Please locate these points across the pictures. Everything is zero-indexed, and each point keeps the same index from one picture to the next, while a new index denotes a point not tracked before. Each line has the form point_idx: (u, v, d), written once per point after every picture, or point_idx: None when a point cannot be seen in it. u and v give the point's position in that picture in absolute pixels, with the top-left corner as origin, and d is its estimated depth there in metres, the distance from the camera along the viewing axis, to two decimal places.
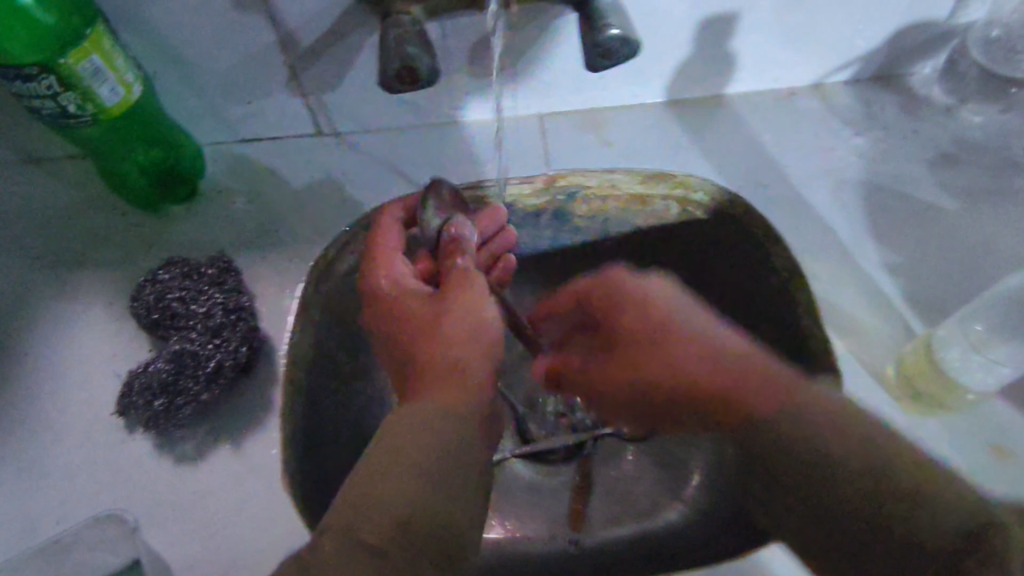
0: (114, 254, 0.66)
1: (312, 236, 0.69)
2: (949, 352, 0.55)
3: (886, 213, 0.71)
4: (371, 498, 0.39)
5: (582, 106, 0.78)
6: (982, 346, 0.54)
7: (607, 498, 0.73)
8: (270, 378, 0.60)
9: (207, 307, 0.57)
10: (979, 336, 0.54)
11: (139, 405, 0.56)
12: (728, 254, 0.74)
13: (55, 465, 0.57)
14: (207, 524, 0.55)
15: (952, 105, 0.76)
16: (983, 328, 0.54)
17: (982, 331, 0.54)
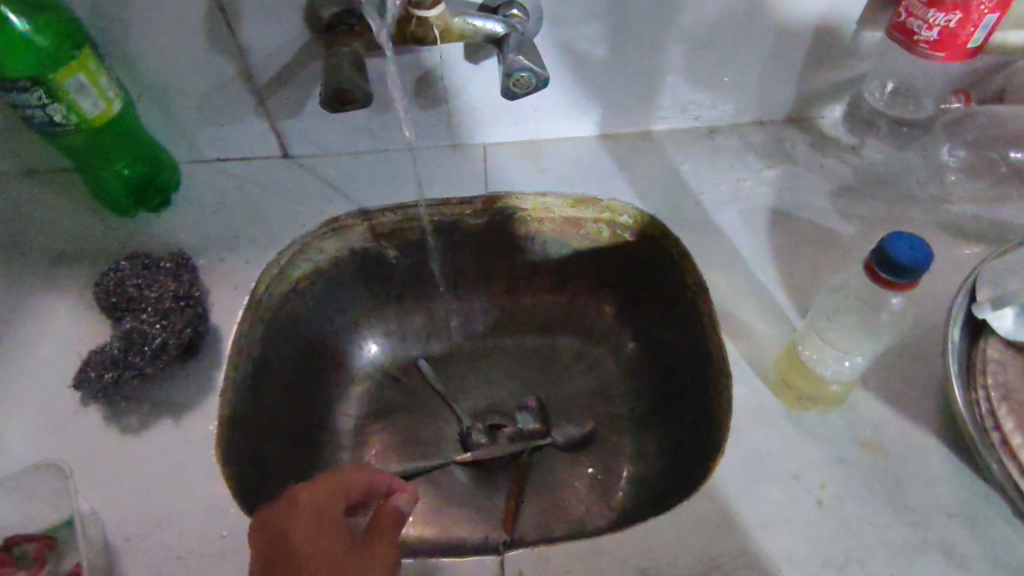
0: (91, 251, 0.74)
1: (269, 243, 0.77)
2: (807, 347, 0.64)
3: (789, 235, 0.78)
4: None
5: (522, 138, 0.87)
6: (838, 342, 0.63)
7: (540, 505, 0.78)
8: (213, 362, 0.67)
9: (159, 293, 0.65)
10: (834, 335, 0.63)
11: (90, 379, 0.62)
12: (647, 270, 0.83)
13: (13, 432, 0.63)
14: (140, 486, 0.60)
15: (857, 143, 0.85)
16: (834, 329, 0.63)
17: (835, 331, 0.63)
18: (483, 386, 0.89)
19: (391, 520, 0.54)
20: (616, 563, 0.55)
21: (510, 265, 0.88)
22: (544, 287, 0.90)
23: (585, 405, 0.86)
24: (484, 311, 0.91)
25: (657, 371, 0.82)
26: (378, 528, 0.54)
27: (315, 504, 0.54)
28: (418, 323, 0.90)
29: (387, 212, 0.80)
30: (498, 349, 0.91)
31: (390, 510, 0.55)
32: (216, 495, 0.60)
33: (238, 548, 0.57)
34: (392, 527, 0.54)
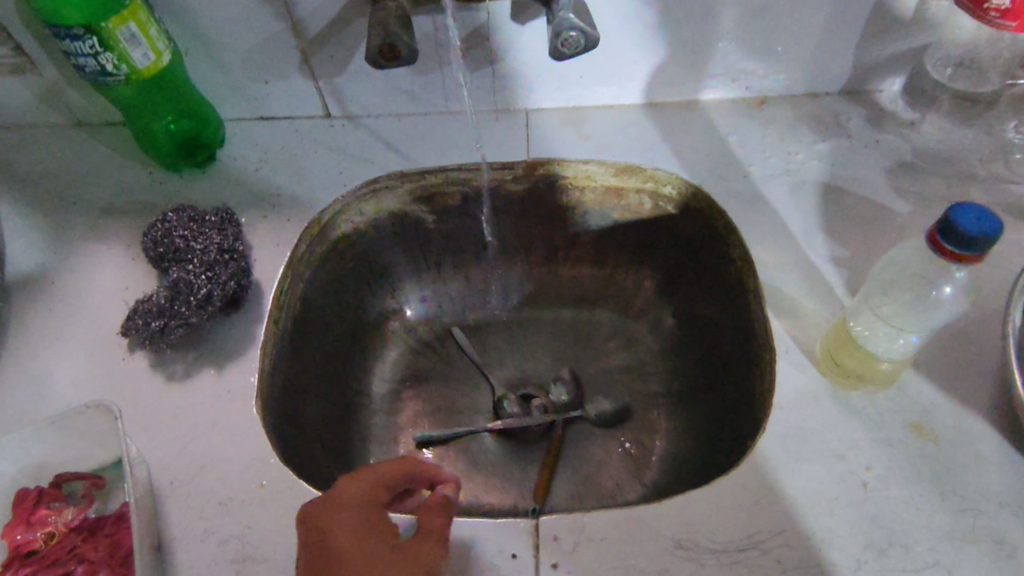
0: (139, 203, 0.75)
1: (311, 201, 0.77)
2: (859, 322, 0.62)
3: (840, 211, 0.75)
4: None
5: (566, 104, 0.86)
6: (891, 318, 0.60)
7: (572, 477, 0.78)
8: (255, 316, 0.68)
9: (204, 245, 0.66)
10: (889, 311, 0.61)
11: (138, 326, 0.64)
12: (689, 243, 0.81)
13: (65, 373, 0.65)
14: (186, 432, 0.61)
15: (916, 119, 0.81)
16: (891, 305, 0.61)
17: (891, 308, 0.61)
18: (517, 356, 0.89)
19: (439, 510, 0.53)
20: (650, 533, 0.55)
21: (549, 235, 0.87)
22: (582, 260, 0.89)
23: (619, 380, 0.86)
24: (521, 281, 0.90)
25: (694, 348, 0.81)
26: (425, 521, 0.52)
27: (357, 499, 0.52)
28: (453, 289, 0.90)
29: (428, 174, 0.80)
30: (532, 318, 0.91)
31: (437, 502, 0.54)
32: (257, 445, 0.60)
33: (278, 498, 0.57)
34: (440, 519, 0.53)
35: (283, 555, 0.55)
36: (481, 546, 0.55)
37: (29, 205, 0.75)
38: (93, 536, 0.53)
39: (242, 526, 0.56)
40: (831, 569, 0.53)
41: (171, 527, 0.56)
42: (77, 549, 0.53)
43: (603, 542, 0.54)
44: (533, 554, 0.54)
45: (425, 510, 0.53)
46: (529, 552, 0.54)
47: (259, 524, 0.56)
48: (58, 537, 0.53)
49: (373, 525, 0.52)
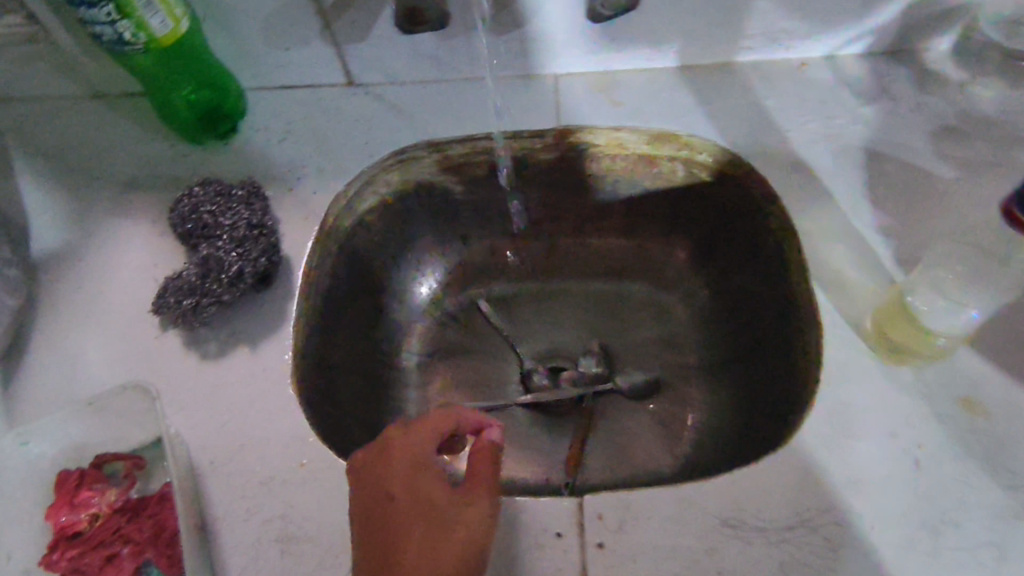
0: (162, 177, 0.73)
1: (336, 173, 0.75)
2: (917, 296, 0.59)
3: (885, 178, 0.72)
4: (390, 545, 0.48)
5: (597, 69, 0.82)
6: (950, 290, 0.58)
7: (604, 449, 0.77)
8: (287, 293, 0.67)
9: (233, 221, 0.64)
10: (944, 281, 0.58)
11: (169, 304, 0.62)
12: (725, 211, 0.79)
13: (97, 351, 0.64)
14: (223, 411, 0.60)
15: (965, 81, 0.78)
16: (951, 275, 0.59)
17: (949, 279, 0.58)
18: (547, 327, 0.86)
19: (487, 458, 0.51)
20: (696, 513, 0.54)
21: (579, 204, 0.85)
22: (611, 230, 0.87)
23: (650, 352, 0.84)
24: (548, 253, 0.88)
25: (729, 319, 0.80)
26: (474, 471, 0.51)
27: (406, 452, 0.52)
28: (480, 261, 0.88)
29: (454, 143, 0.77)
30: (559, 288, 0.89)
31: (483, 450, 0.52)
32: (295, 423, 0.60)
33: (318, 477, 0.57)
34: (488, 467, 0.51)
35: (326, 535, 0.54)
36: (525, 524, 0.54)
37: (50, 180, 0.74)
38: (137, 517, 0.53)
39: (284, 506, 0.56)
40: (881, 547, 0.52)
41: (213, 508, 0.56)
42: (123, 530, 0.52)
43: (649, 521, 0.54)
44: (578, 532, 0.54)
45: (473, 458, 0.52)
46: (573, 530, 0.54)
47: (301, 504, 0.56)
48: (103, 518, 0.53)
49: (424, 476, 0.51)
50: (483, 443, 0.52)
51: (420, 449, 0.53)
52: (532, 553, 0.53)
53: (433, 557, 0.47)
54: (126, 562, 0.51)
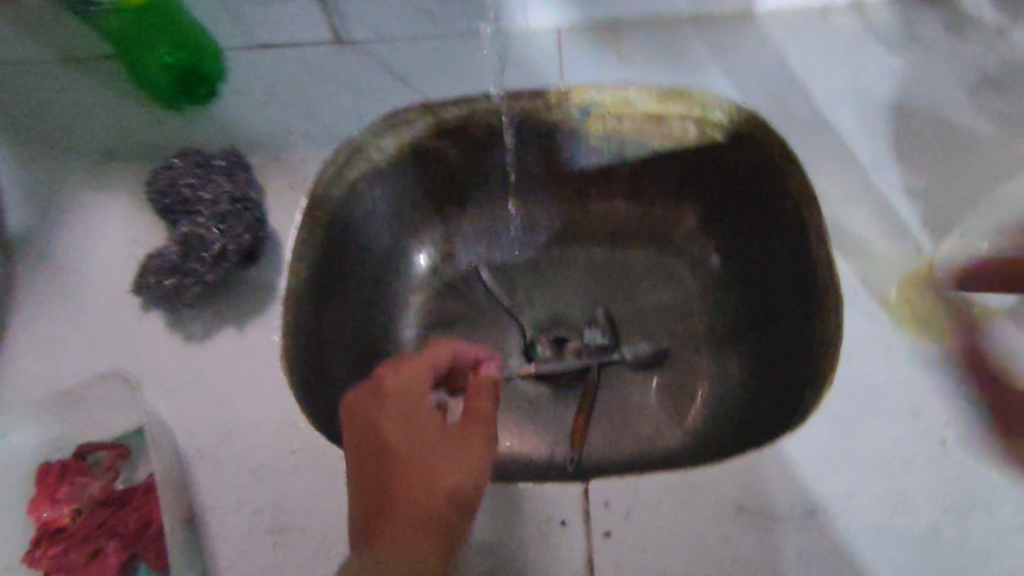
0: (140, 147, 0.69)
1: (325, 140, 0.71)
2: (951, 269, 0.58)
3: (916, 135, 0.67)
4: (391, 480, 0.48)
5: (602, 21, 0.76)
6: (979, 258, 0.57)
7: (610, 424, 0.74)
8: (275, 270, 0.63)
9: (215, 194, 0.60)
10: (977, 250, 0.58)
11: (150, 284, 0.59)
12: (739, 173, 0.73)
13: (79, 333, 0.61)
14: (210, 396, 0.58)
15: (1005, 26, 0.71)
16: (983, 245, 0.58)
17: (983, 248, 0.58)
18: (549, 297, 0.83)
19: (489, 393, 0.53)
20: (709, 500, 0.51)
21: (578, 167, 0.80)
22: (617, 193, 0.83)
23: (656, 320, 0.80)
24: (550, 219, 0.84)
25: (740, 285, 0.76)
26: (475, 403, 0.52)
27: (406, 385, 0.54)
28: (479, 230, 0.84)
29: (450, 104, 0.72)
30: (562, 256, 0.85)
31: (485, 386, 0.53)
32: (285, 408, 0.57)
33: (311, 465, 0.55)
34: (489, 400, 0.53)
35: (321, 525, 0.53)
36: (528, 512, 0.52)
37: (21, 152, 0.69)
38: (121, 509, 0.51)
39: (276, 495, 0.54)
40: (903, 532, 0.50)
41: (203, 496, 0.54)
42: (105, 524, 0.51)
43: (659, 508, 0.51)
44: (584, 520, 0.51)
45: (474, 392, 0.53)
46: (579, 518, 0.51)
47: (294, 492, 0.54)
48: (86, 512, 0.51)
49: (425, 407, 0.53)
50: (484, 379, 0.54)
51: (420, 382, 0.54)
52: (537, 542, 0.51)
53: (434, 478, 0.48)
54: (110, 557, 0.50)
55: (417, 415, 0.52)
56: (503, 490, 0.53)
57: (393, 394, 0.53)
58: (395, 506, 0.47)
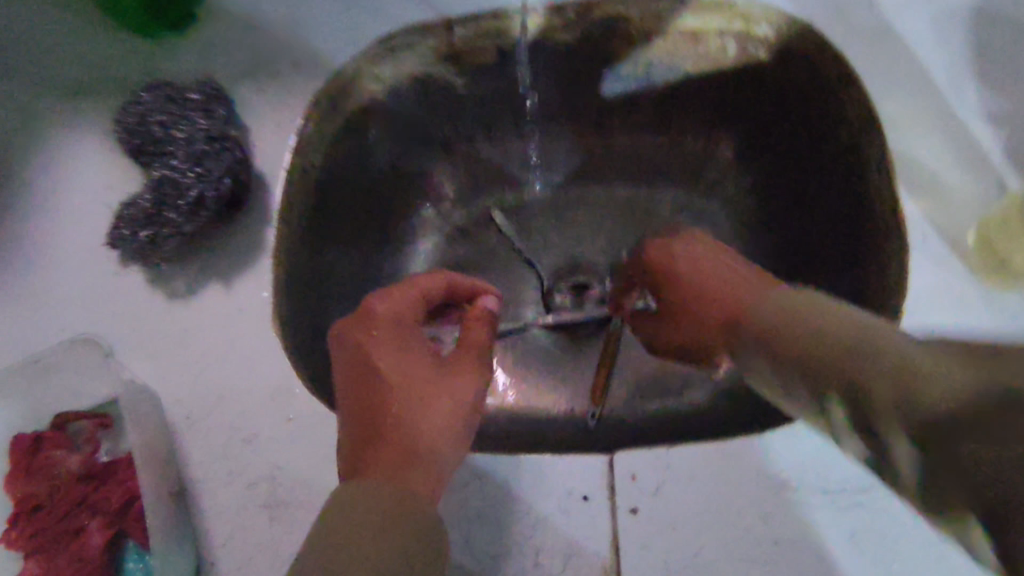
0: (112, 81, 0.61)
1: (317, 69, 0.62)
2: None
3: (995, 51, 0.58)
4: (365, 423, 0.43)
5: None
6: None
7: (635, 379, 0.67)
8: (264, 218, 0.57)
9: (189, 134, 0.53)
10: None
11: (125, 237, 0.53)
12: (789, 95, 0.63)
13: (56, 291, 0.56)
14: (197, 360, 0.53)
15: None
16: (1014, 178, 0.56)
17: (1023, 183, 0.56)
18: (573, 238, 0.73)
19: (482, 324, 0.49)
20: (748, 474, 0.46)
21: (604, 94, 0.69)
22: (642, 122, 0.71)
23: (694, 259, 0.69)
24: (569, 153, 0.73)
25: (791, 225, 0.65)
26: (468, 335, 0.48)
27: (396, 312, 0.47)
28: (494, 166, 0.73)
29: (456, 25, 0.61)
30: (587, 188, 0.74)
31: (478, 316, 0.49)
32: (279, 374, 0.52)
33: (309, 436, 0.50)
34: (483, 332, 0.48)
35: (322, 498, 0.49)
36: (548, 485, 0.47)
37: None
38: (105, 484, 0.48)
39: (271, 468, 0.50)
40: None
41: (193, 468, 0.50)
42: (88, 501, 0.47)
43: (693, 482, 0.46)
44: (608, 495, 0.46)
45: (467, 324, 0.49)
46: (604, 493, 0.46)
47: (291, 465, 0.50)
48: (64, 488, 0.47)
49: (418, 337, 0.47)
50: (479, 310, 0.50)
51: (409, 315, 0.48)
52: (556, 519, 0.46)
53: (417, 413, 0.43)
54: (92, 536, 0.46)
55: (410, 343, 0.46)
56: (520, 460, 0.48)
57: (382, 324, 0.46)
58: (384, 448, 0.41)
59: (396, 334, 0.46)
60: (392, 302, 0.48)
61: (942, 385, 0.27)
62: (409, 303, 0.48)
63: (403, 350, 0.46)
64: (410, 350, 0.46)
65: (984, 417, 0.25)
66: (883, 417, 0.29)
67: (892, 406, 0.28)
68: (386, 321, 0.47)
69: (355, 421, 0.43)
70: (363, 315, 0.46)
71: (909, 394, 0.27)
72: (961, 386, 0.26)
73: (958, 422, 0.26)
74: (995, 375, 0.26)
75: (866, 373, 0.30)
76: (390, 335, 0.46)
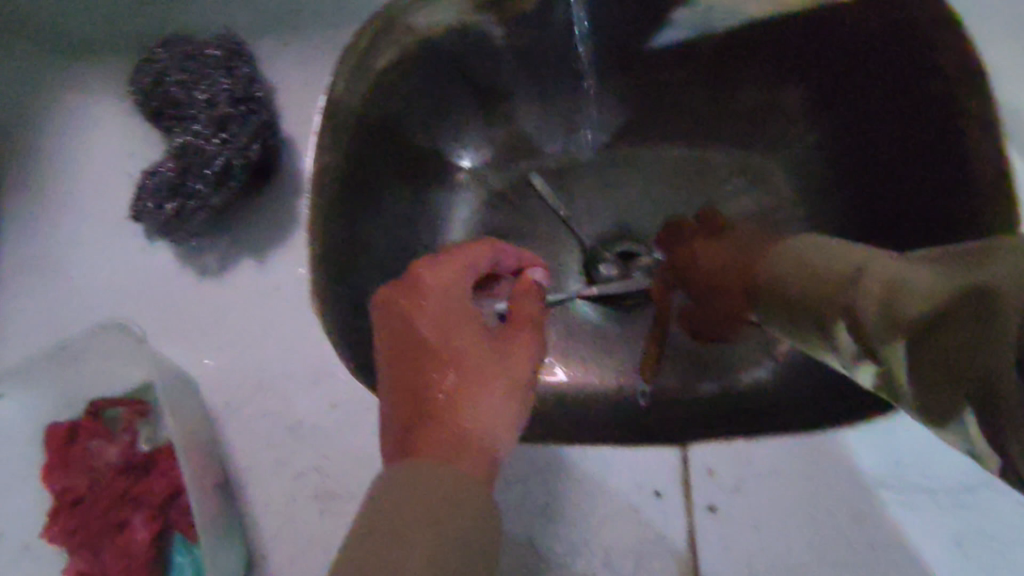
0: (117, 32, 0.54)
1: (338, 10, 0.53)
2: None
3: None
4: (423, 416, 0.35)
5: None
6: None
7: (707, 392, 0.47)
8: (296, 187, 0.52)
9: (210, 94, 0.48)
10: None
11: (148, 209, 0.49)
12: (883, 49, 0.48)
13: (79, 267, 0.52)
14: (233, 343, 0.49)
15: None
16: None
17: None
18: (623, 201, 0.60)
19: (534, 295, 0.40)
20: (833, 472, 0.43)
21: (656, 43, 0.55)
22: (694, 77, 0.56)
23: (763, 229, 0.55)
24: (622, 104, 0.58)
25: (885, 203, 0.50)
26: (519, 305, 0.39)
27: (446, 281, 0.38)
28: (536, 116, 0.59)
29: None
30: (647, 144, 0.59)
31: (528, 287, 0.41)
32: (319, 359, 0.49)
33: (355, 424, 0.47)
34: (536, 304, 0.40)
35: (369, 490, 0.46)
36: (617, 483, 0.45)
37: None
38: (148, 477, 0.44)
39: (317, 458, 0.47)
40: None
41: (237, 458, 0.47)
42: (132, 493, 0.43)
43: (774, 478, 0.43)
44: (683, 493, 0.44)
45: (514, 295, 0.40)
46: (677, 488, 0.44)
47: (337, 454, 0.47)
48: (106, 480, 0.44)
49: (470, 315, 0.38)
50: (528, 280, 0.42)
51: (460, 290, 0.39)
52: (626, 515, 0.44)
53: (485, 397, 0.35)
54: (139, 531, 0.43)
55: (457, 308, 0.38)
56: (589, 454, 0.46)
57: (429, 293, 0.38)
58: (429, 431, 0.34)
59: (445, 314, 0.37)
60: (437, 274, 0.39)
61: (916, 290, 0.27)
62: (455, 275, 0.39)
63: (448, 327, 0.37)
64: (459, 331, 0.37)
65: (955, 315, 0.26)
66: (870, 332, 0.29)
67: (873, 321, 0.28)
68: (429, 297, 0.38)
69: (397, 406, 0.36)
70: (409, 292, 0.38)
71: (888, 303, 0.28)
72: (932, 289, 0.27)
73: (933, 323, 0.26)
74: (967, 280, 0.26)
75: (847, 295, 0.30)
76: (436, 315, 0.37)
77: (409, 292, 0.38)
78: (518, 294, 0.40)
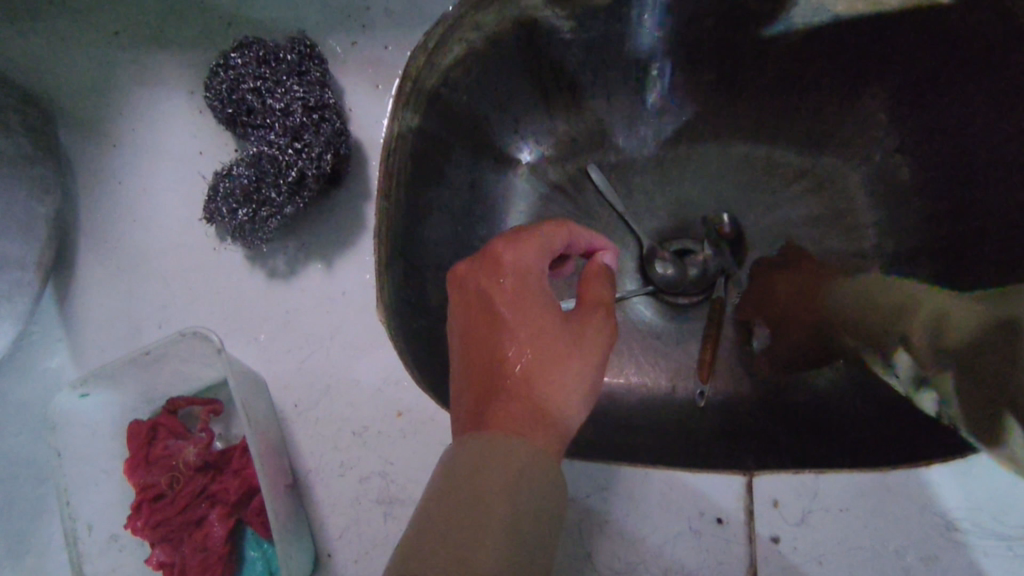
0: (191, 33, 0.55)
1: (408, 16, 0.53)
2: None
3: None
4: (477, 393, 0.31)
5: None
6: None
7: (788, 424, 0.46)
8: (361, 192, 0.53)
9: (286, 103, 0.48)
10: None
11: (222, 214, 0.50)
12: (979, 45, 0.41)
13: (153, 265, 0.54)
14: (301, 345, 0.51)
15: None
16: None
17: None
18: (698, 198, 0.52)
19: (603, 279, 0.37)
20: (902, 506, 0.43)
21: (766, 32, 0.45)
22: (775, 83, 0.48)
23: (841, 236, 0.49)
24: (702, 108, 0.51)
25: (973, 227, 0.43)
26: (588, 289, 0.36)
27: (525, 264, 0.34)
28: (606, 116, 0.52)
29: None
30: (728, 156, 0.52)
31: (596, 270, 0.37)
32: (385, 364, 0.50)
33: (421, 429, 0.48)
34: (606, 287, 0.36)
35: None
36: (676, 502, 0.45)
37: (41, 37, 0.55)
38: (222, 475, 0.47)
39: (383, 463, 0.48)
40: None
41: (305, 460, 0.48)
42: (208, 490, 0.46)
43: (844, 513, 0.43)
44: (747, 521, 0.44)
45: (583, 279, 0.37)
46: (742, 518, 0.44)
47: (403, 459, 0.47)
48: (184, 478, 0.46)
49: (540, 297, 0.34)
50: (598, 263, 0.38)
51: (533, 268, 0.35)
52: (687, 540, 0.44)
53: (541, 389, 0.31)
54: (214, 527, 0.45)
55: (530, 293, 0.34)
56: (647, 473, 0.46)
57: (510, 274, 0.34)
58: (505, 414, 0.30)
59: (510, 294, 0.33)
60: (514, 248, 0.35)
61: None
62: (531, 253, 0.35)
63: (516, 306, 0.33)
64: (526, 312, 0.33)
65: None
66: None
67: None
68: (500, 270, 0.34)
69: (467, 389, 0.32)
70: (480, 261, 0.34)
71: None
72: None
73: None
74: None
75: None
76: (498, 295, 0.33)
77: (481, 262, 0.34)
78: (587, 279, 0.37)
